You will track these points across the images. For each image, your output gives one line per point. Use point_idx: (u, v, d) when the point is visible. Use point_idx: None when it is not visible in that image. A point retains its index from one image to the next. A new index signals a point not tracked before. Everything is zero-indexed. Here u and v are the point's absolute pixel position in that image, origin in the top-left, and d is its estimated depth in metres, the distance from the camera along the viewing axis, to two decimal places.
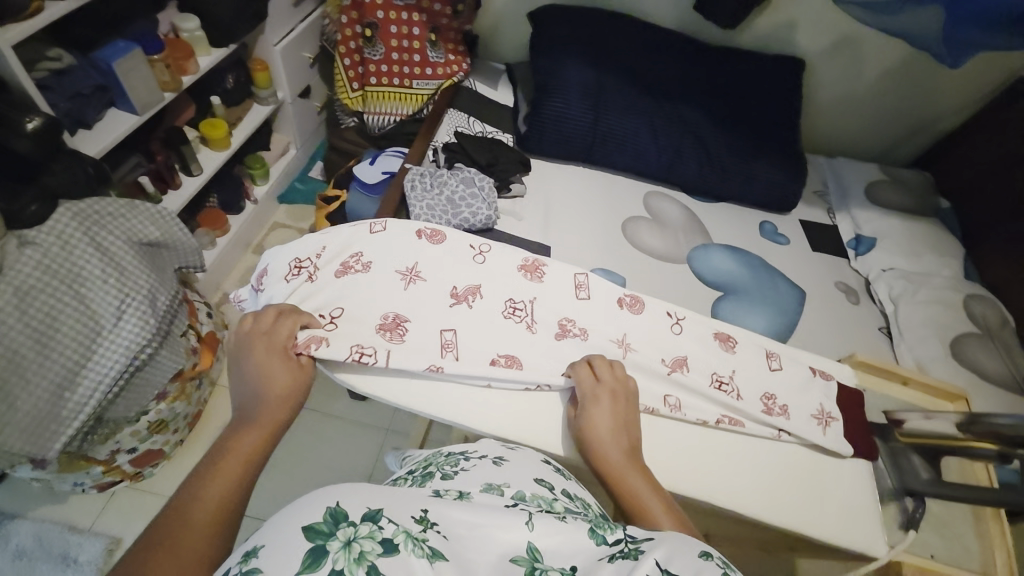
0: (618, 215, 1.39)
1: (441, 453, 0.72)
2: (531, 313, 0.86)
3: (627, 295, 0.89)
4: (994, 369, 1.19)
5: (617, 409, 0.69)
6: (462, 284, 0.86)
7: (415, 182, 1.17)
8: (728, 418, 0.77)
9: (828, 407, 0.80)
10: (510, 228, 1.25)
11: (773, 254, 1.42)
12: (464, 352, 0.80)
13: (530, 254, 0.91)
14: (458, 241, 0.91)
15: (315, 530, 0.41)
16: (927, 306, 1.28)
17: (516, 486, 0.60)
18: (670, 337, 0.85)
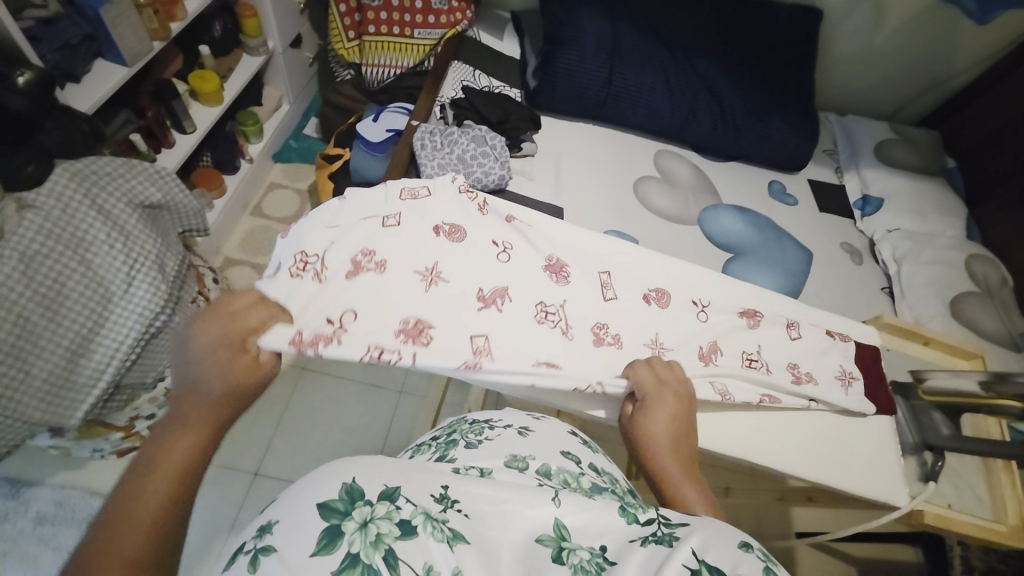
0: (629, 175, 1.36)
1: (467, 420, 0.72)
2: (563, 318, 0.78)
3: (653, 290, 0.84)
4: (991, 325, 1.22)
5: (676, 413, 0.66)
6: (488, 286, 0.76)
7: (425, 141, 1.12)
8: (767, 396, 0.76)
9: (848, 369, 0.82)
10: (522, 189, 1.22)
11: (782, 215, 1.42)
12: (501, 360, 0.71)
13: (554, 254, 0.83)
14: (480, 239, 0.80)
15: (331, 508, 0.41)
16: (930, 266, 1.30)
17: (541, 459, 0.61)
18: (698, 323, 0.81)
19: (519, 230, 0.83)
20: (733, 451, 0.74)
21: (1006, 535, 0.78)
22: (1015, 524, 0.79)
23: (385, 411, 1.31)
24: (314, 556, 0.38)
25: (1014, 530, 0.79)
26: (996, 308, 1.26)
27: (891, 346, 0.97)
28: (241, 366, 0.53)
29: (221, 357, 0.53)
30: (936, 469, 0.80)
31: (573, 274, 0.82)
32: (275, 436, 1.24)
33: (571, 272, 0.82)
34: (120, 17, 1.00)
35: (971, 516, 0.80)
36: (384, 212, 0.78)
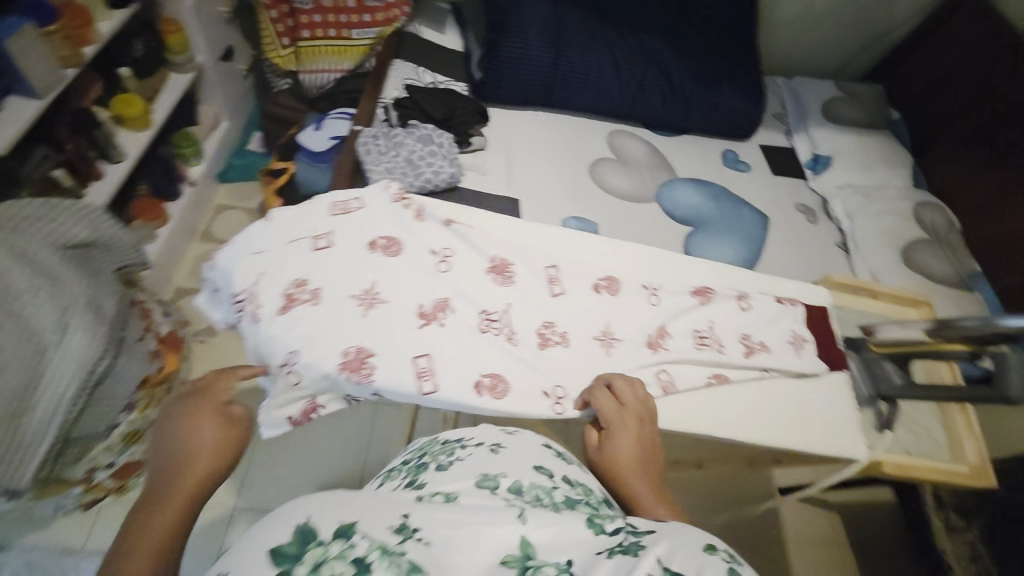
0: (583, 159, 1.35)
1: (440, 440, 0.71)
2: (509, 324, 0.76)
3: (601, 279, 0.83)
4: (942, 270, 1.26)
5: (638, 434, 0.65)
6: (428, 301, 0.73)
7: (369, 145, 1.09)
8: (715, 376, 0.78)
9: (800, 331, 0.84)
10: (476, 184, 1.19)
11: (736, 183, 1.44)
12: (444, 384, 0.67)
13: (496, 254, 0.80)
14: (418, 251, 0.76)
15: (282, 553, 0.42)
16: (881, 219, 1.34)
17: (514, 476, 0.59)
18: (648, 308, 0.81)
19: (459, 233, 0.80)
20: (700, 427, 0.74)
21: (967, 477, 0.83)
22: (973, 464, 0.84)
23: (361, 429, 1.28)
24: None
25: (973, 468, 0.84)
26: (945, 250, 1.30)
27: (845, 304, 0.97)
28: (214, 431, 0.58)
29: (192, 432, 0.57)
30: (891, 418, 0.84)
31: (518, 274, 0.80)
32: (251, 465, 1.21)
33: (516, 272, 0.80)
34: (27, 47, 0.94)
35: (929, 460, 0.84)
36: (315, 231, 0.75)
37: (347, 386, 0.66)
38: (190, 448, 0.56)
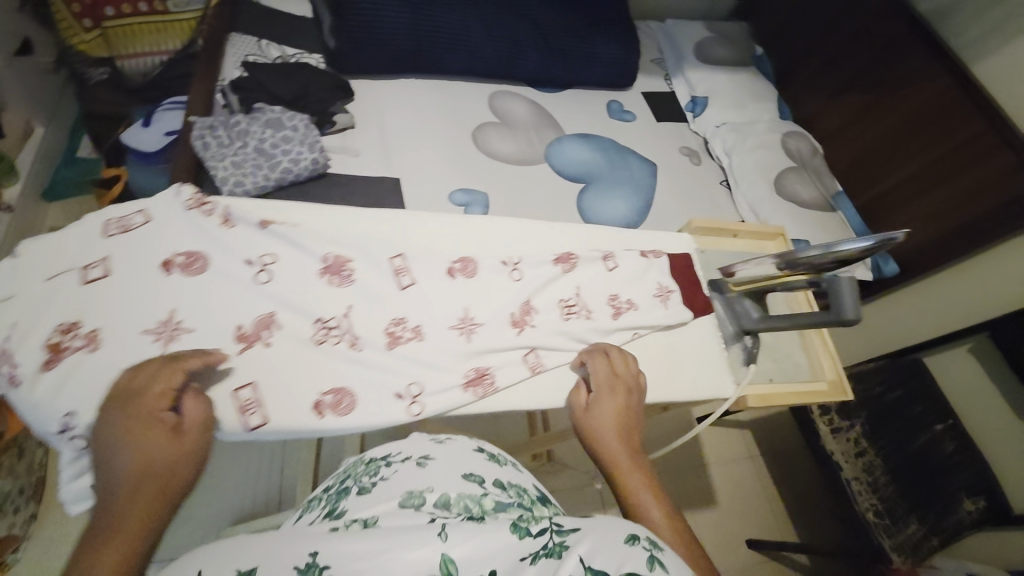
0: (465, 126, 1.28)
1: (365, 458, 0.71)
2: (348, 329, 0.69)
3: (456, 262, 0.77)
4: (808, 196, 1.35)
5: (622, 401, 0.67)
6: (248, 321, 0.65)
7: (206, 138, 0.93)
8: (587, 347, 0.77)
9: (665, 283, 0.85)
10: (347, 167, 1.09)
11: (623, 133, 1.44)
12: (273, 413, 0.62)
13: (332, 250, 0.71)
14: (230, 264, 0.67)
15: None
16: (753, 153, 1.40)
17: (440, 489, 0.60)
18: (511, 285, 0.78)
19: (278, 233, 0.69)
20: None
21: (827, 393, 0.90)
22: (831, 380, 0.92)
23: (272, 455, 1.15)
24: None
25: (832, 385, 0.92)
26: (810, 175, 1.40)
27: (707, 247, 0.99)
28: (157, 445, 0.48)
29: (134, 442, 0.47)
30: (755, 351, 0.87)
31: (356, 271, 0.72)
32: None
33: (355, 269, 0.72)
34: None
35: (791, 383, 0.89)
36: (85, 260, 0.63)
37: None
38: (133, 462, 0.46)
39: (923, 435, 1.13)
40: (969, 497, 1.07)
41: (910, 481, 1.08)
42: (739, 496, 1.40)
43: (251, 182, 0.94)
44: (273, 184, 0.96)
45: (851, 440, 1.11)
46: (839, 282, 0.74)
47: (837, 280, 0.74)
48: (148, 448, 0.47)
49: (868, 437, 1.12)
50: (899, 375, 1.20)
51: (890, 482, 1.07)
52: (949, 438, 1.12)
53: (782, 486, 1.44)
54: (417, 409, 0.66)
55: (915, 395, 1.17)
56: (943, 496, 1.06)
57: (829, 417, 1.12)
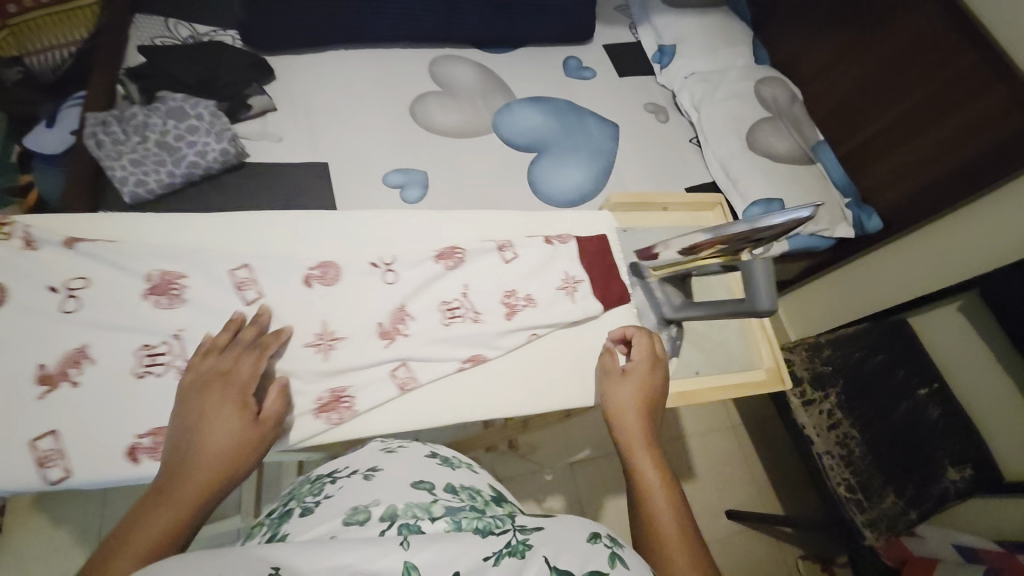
0: (401, 98, 1.18)
1: (310, 479, 0.58)
2: (180, 354, 0.60)
3: (315, 267, 0.67)
4: (784, 149, 1.22)
5: (656, 383, 0.63)
6: (52, 358, 0.57)
7: (99, 135, 0.86)
8: (471, 358, 0.67)
9: (573, 271, 0.74)
10: (269, 154, 1.00)
11: (581, 93, 1.31)
12: (80, 465, 0.55)
13: (157, 267, 0.62)
14: (34, 292, 0.59)
15: None
16: (725, 104, 1.27)
17: (387, 501, 0.49)
18: (382, 288, 0.68)
19: (91, 250, 0.61)
20: (511, 391, 0.67)
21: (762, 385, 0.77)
22: (769, 368, 0.78)
23: None
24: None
25: (770, 373, 0.78)
26: (786, 126, 1.27)
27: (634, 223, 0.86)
28: (234, 421, 0.50)
29: (214, 412, 0.50)
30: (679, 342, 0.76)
31: (189, 288, 0.63)
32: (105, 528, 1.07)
33: (187, 285, 0.63)
34: None
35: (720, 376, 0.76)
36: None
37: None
38: (215, 433, 0.48)
39: (905, 401, 1.05)
40: (954, 466, 0.99)
41: (888, 451, 1.02)
42: (722, 479, 1.31)
43: (154, 180, 0.87)
44: (180, 180, 0.89)
45: (824, 411, 1.07)
46: (756, 273, 0.64)
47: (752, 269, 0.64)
48: (224, 423, 0.49)
49: (843, 408, 1.07)
50: (879, 339, 1.10)
51: (866, 453, 1.02)
52: (934, 403, 1.03)
53: (770, 463, 1.35)
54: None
55: (897, 359, 1.08)
56: (925, 465, 0.99)
57: (800, 390, 1.07)
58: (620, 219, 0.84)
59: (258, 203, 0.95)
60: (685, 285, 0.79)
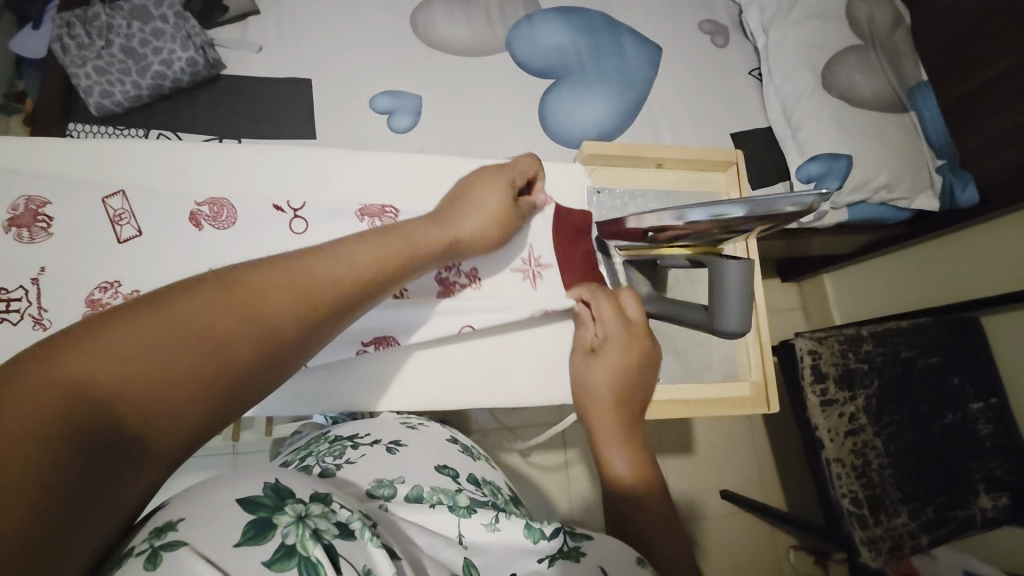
0: (403, 6, 0.97)
1: (327, 436, 0.53)
2: (34, 299, 0.52)
3: (204, 204, 0.58)
4: (869, 89, 0.95)
5: (637, 355, 0.54)
6: None
7: (64, 40, 0.80)
8: (376, 340, 0.57)
9: (538, 251, 0.64)
10: (245, 66, 0.90)
11: (621, 1, 1.05)
12: None
13: (29, 196, 0.54)
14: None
15: (256, 502, 0.28)
16: (802, 26, 0.98)
17: (413, 480, 0.45)
18: (286, 241, 0.58)
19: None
20: (452, 369, 0.60)
21: (745, 404, 0.64)
22: (753, 382, 0.65)
23: None
24: (240, 546, 0.26)
25: (756, 391, 0.65)
26: (879, 59, 0.98)
27: (617, 183, 0.69)
28: (489, 208, 0.53)
29: (472, 188, 0.53)
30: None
31: (56, 219, 0.54)
32: None
33: (53, 216, 0.54)
34: None
35: (689, 386, 0.63)
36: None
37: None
38: (462, 215, 0.51)
39: (951, 412, 0.92)
40: (987, 492, 0.89)
41: (913, 466, 0.89)
42: (725, 469, 1.18)
43: (120, 91, 0.80)
44: (147, 92, 0.82)
45: (846, 415, 0.90)
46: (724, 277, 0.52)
47: (722, 269, 0.52)
48: (482, 201, 0.53)
49: (870, 414, 0.90)
50: (943, 338, 0.95)
51: (885, 466, 0.88)
52: (987, 419, 0.91)
53: (780, 455, 1.22)
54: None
55: (955, 364, 0.94)
56: (955, 485, 0.89)
57: (822, 387, 0.90)
58: (598, 177, 0.68)
59: (229, 124, 0.86)
60: (656, 273, 0.65)
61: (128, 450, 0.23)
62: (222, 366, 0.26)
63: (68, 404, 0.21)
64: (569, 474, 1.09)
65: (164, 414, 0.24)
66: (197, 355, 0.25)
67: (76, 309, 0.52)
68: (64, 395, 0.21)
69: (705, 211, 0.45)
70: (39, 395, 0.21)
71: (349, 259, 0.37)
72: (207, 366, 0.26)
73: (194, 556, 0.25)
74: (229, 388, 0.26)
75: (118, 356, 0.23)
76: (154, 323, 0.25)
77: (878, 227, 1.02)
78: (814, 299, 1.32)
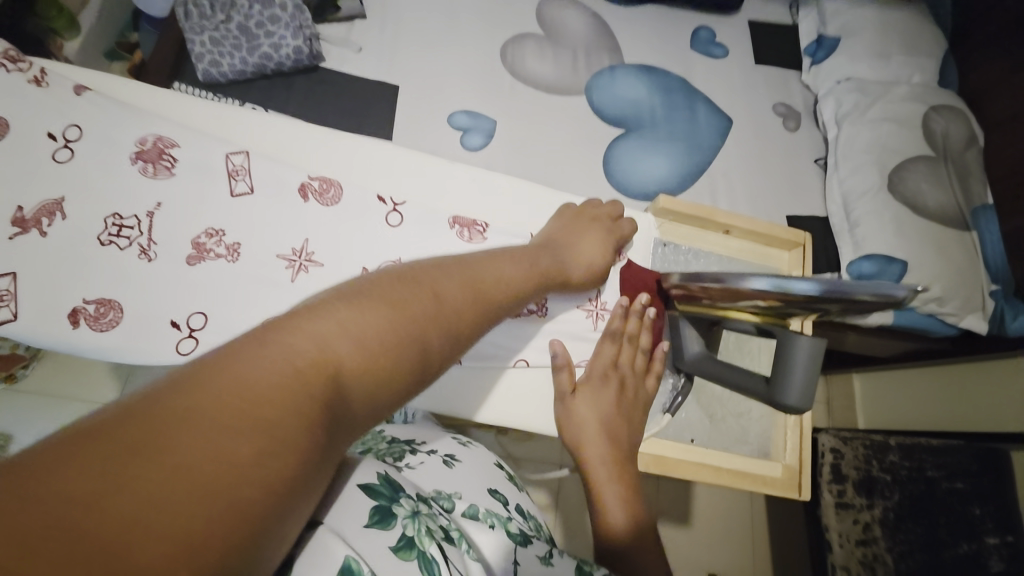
0: (497, 36, 1.03)
1: (384, 435, 0.53)
2: (146, 230, 0.55)
3: (315, 179, 0.60)
4: (933, 200, 0.96)
5: (624, 395, 0.57)
6: (31, 202, 0.53)
7: (188, 7, 0.87)
8: None
9: (605, 296, 0.63)
10: (341, 62, 0.95)
11: (702, 71, 1.09)
12: (30, 310, 0.50)
13: (153, 131, 0.57)
14: (31, 135, 0.54)
15: (376, 490, 0.33)
16: (877, 127, 0.99)
17: (469, 498, 0.43)
18: (382, 231, 0.59)
19: (98, 101, 0.57)
20: (485, 386, 0.59)
21: (776, 484, 0.62)
22: (787, 466, 0.63)
23: None
24: (369, 528, 0.31)
25: (787, 475, 0.63)
26: (948, 174, 0.99)
27: (680, 241, 0.70)
28: (594, 252, 0.57)
29: (580, 237, 0.57)
30: (679, 399, 0.62)
31: (180, 160, 0.57)
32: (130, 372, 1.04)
33: (178, 157, 0.57)
34: None
35: (721, 454, 0.63)
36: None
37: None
38: (573, 254, 0.55)
39: (966, 543, 0.82)
40: None
41: None
42: (724, 551, 1.13)
43: (227, 63, 0.87)
44: (251, 69, 0.88)
45: (860, 522, 0.94)
46: (794, 349, 0.47)
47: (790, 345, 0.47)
48: (586, 251, 0.57)
49: (885, 527, 0.92)
50: (967, 463, 0.86)
51: None
52: (1001, 557, 0.78)
53: (782, 550, 1.16)
54: (189, 346, 0.52)
55: (981, 494, 0.83)
56: None
57: (838, 488, 0.98)
58: (663, 230, 0.69)
59: (318, 111, 0.91)
60: (710, 333, 0.62)
61: (350, 417, 0.27)
62: (412, 363, 0.30)
63: (316, 379, 0.26)
64: (561, 517, 1.02)
65: (371, 390, 0.28)
66: (394, 347, 0.30)
67: (185, 248, 0.55)
68: (313, 368, 0.26)
69: (771, 284, 0.46)
70: (297, 367, 0.25)
71: (493, 276, 0.42)
72: (398, 354, 0.30)
73: (330, 532, 0.29)
74: (412, 371, 0.30)
75: (329, 340, 0.27)
76: (365, 319, 0.30)
77: (920, 338, 1.00)
78: (842, 397, 1.29)
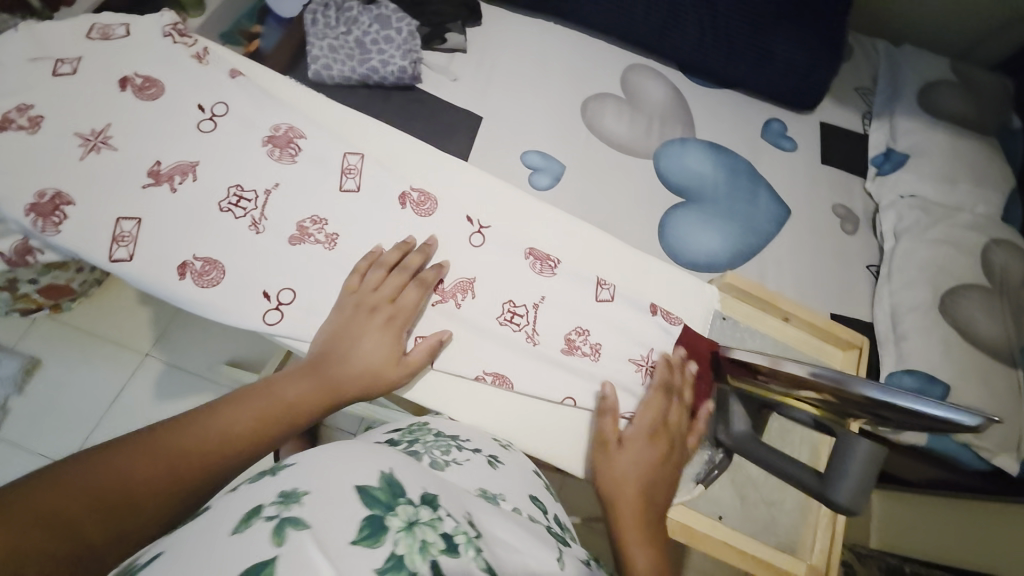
0: (582, 91, 1.09)
1: (429, 427, 0.53)
2: (260, 205, 0.59)
3: (415, 190, 0.64)
4: (986, 330, 0.94)
5: (664, 455, 0.56)
6: (167, 160, 0.59)
7: (317, 16, 0.97)
8: (494, 374, 0.59)
9: (657, 354, 0.63)
10: (438, 87, 1.02)
11: (770, 159, 1.12)
12: (143, 253, 0.56)
13: (285, 121, 0.63)
14: (181, 105, 0.61)
15: (372, 497, 0.34)
16: (936, 247, 1.00)
17: (514, 501, 0.44)
18: (464, 249, 0.63)
19: (242, 85, 0.64)
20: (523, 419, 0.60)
21: None
22: (811, 565, 0.61)
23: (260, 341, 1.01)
24: (355, 544, 0.31)
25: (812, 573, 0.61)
26: (1004, 307, 0.98)
27: (738, 318, 0.71)
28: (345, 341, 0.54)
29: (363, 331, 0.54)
30: (716, 472, 0.62)
31: (302, 150, 0.62)
32: (171, 324, 1.08)
33: (303, 147, 0.63)
34: None
35: (748, 538, 0.62)
36: (63, 55, 0.60)
37: (30, 233, 0.54)
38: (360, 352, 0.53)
39: None
40: None
41: None
42: None
43: (338, 69, 0.95)
44: (356, 78, 0.96)
45: None
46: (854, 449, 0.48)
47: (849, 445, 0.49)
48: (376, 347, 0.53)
49: None
50: None
51: None
52: None
53: None
54: (275, 317, 0.56)
55: None
56: None
57: None
58: (725, 304, 0.71)
59: (409, 126, 0.98)
60: (759, 415, 0.61)
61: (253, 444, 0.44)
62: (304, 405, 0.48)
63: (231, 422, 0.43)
64: None
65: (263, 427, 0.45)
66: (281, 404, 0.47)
67: (288, 229, 0.59)
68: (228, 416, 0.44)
69: (833, 376, 0.47)
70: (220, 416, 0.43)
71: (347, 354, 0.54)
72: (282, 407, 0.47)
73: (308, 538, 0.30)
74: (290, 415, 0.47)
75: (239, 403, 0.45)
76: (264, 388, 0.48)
77: (953, 467, 0.95)
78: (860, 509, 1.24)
